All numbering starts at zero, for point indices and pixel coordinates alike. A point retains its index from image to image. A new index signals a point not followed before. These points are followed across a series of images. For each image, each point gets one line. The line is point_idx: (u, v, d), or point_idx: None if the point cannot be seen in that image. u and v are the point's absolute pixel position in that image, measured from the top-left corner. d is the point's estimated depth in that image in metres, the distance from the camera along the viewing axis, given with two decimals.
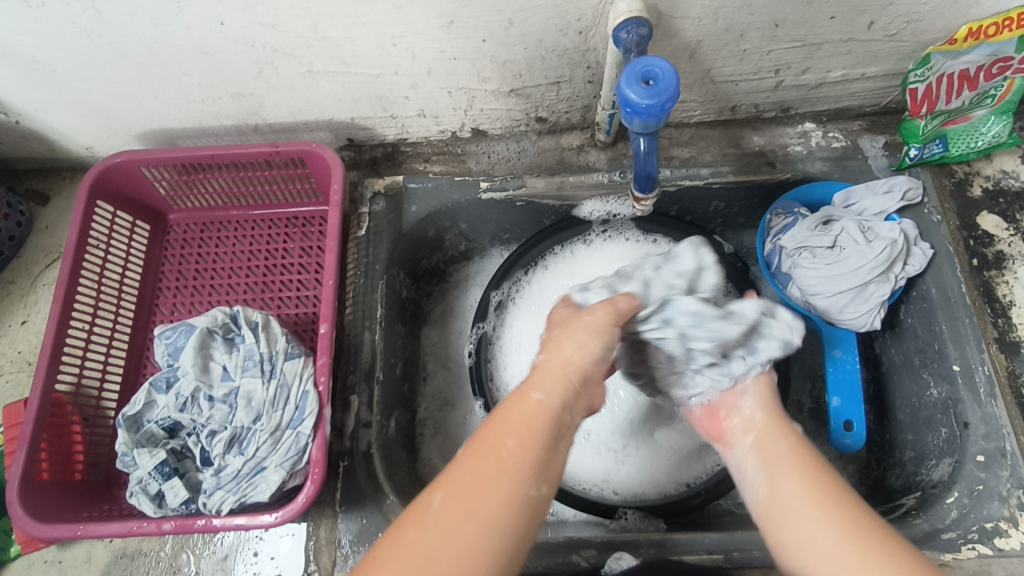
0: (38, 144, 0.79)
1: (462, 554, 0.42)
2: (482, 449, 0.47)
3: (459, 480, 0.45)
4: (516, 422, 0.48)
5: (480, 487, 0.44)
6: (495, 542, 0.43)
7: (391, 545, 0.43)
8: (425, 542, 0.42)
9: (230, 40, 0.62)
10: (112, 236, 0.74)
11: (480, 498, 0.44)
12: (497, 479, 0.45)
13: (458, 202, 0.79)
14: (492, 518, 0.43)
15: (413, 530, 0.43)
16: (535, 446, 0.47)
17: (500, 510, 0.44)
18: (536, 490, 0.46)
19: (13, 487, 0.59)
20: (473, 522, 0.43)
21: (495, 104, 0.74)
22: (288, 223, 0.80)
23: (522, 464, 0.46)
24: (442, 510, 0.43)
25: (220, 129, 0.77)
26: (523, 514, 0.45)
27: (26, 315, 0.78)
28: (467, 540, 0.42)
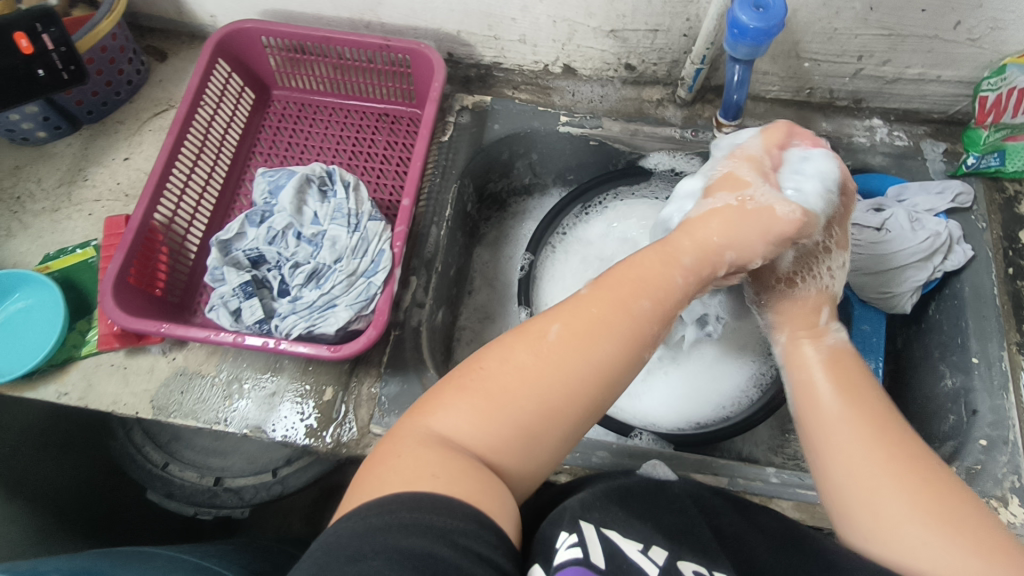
0: (170, 4, 0.85)
1: (563, 405, 0.48)
2: (617, 292, 0.52)
3: (596, 322, 0.50)
4: (646, 272, 0.53)
5: (595, 327, 0.50)
6: (596, 371, 0.49)
7: (498, 359, 0.50)
8: (536, 367, 0.49)
9: None
10: (225, 91, 0.81)
11: (597, 337, 0.50)
12: (617, 333, 0.50)
13: (537, 129, 0.85)
14: (607, 355, 0.50)
15: (526, 351, 0.49)
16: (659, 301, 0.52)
17: (606, 350, 0.50)
18: (645, 352, 0.52)
19: (108, 280, 0.66)
20: (593, 351, 0.49)
21: (592, 42, 0.80)
22: (379, 118, 0.87)
23: (643, 311, 0.51)
24: (559, 348, 0.49)
25: (337, 21, 0.83)
26: (625, 368, 0.50)
27: (129, 152, 0.83)
28: (564, 371, 0.49)
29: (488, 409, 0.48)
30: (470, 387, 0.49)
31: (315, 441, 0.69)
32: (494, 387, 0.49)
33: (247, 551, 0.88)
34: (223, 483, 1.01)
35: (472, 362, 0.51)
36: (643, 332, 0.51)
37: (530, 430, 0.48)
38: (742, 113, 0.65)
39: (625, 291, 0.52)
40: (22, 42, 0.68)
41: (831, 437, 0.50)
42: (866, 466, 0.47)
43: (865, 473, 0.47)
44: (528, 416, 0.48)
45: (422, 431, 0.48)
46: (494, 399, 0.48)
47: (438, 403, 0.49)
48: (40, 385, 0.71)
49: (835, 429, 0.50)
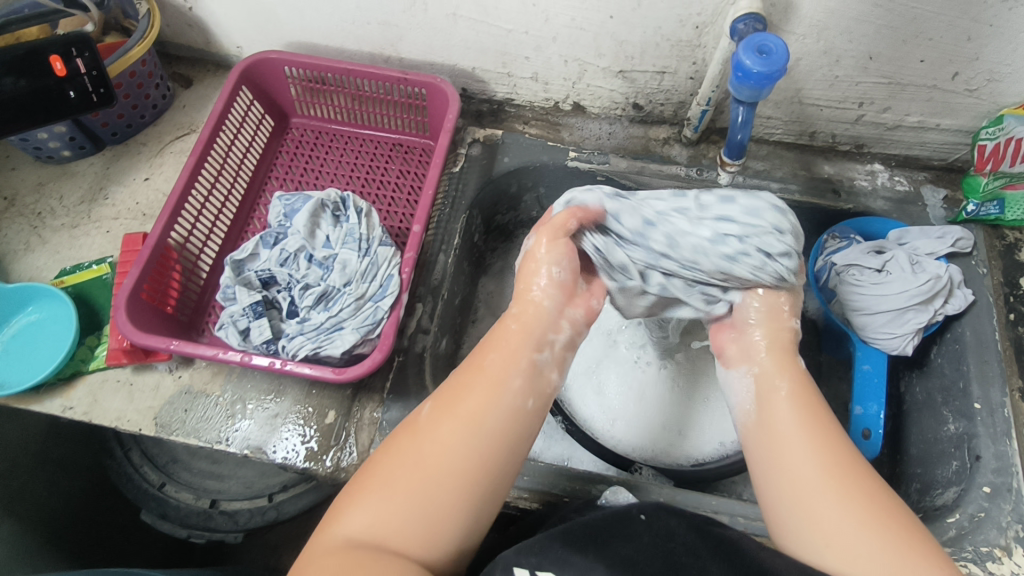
0: (198, 34, 0.89)
1: (454, 471, 0.48)
2: (473, 367, 0.54)
3: (451, 392, 0.52)
4: (501, 341, 0.55)
5: (463, 390, 0.52)
6: (491, 435, 0.50)
7: (387, 453, 0.50)
8: (419, 453, 0.49)
9: None
10: (246, 117, 0.84)
11: (467, 402, 0.51)
12: (488, 393, 0.52)
13: (546, 164, 0.87)
14: (487, 416, 0.50)
15: (406, 439, 0.50)
16: (515, 360, 0.54)
17: (489, 416, 0.51)
18: (525, 403, 0.52)
19: (122, 295, 0.67)
20: (473, 419, 0.50)
21: (601, 82, 0.83)
22: (392, 148, 0.89)
23: (505, 371, 0.53)
24: (438, 422, 0.51)
25: (357, 55, 0.87)
26: (506, 426, 0.51)
27: (149, 173, 0.86)
28: (452, 443, 0.49)
29: (391, 499, 0.47)
30: (366, 488, 0.49)
31: (314, 464, 0.69)
32: (388, 479, 0.48)
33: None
34: (219, 506, 1.00)
35: (363, 472, 0.50)
36: (513, 390, 0.52)
37: (438, 510, 0.47)
38: (746, 154, 0.66)
39: (468, 364, 0.54)
40: (57, 65, 0.70)
41: (777, 446, 0.52)
42: (818, 499, 0.48)
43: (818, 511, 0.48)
44: (424, 487, 0.47)
45: (330, 539, 0.46)
46: (387, 487, 0.48)
47: (341, 510, 0.48)
48: (45, 399, 0.72)
49: (787, 457, 0.51)
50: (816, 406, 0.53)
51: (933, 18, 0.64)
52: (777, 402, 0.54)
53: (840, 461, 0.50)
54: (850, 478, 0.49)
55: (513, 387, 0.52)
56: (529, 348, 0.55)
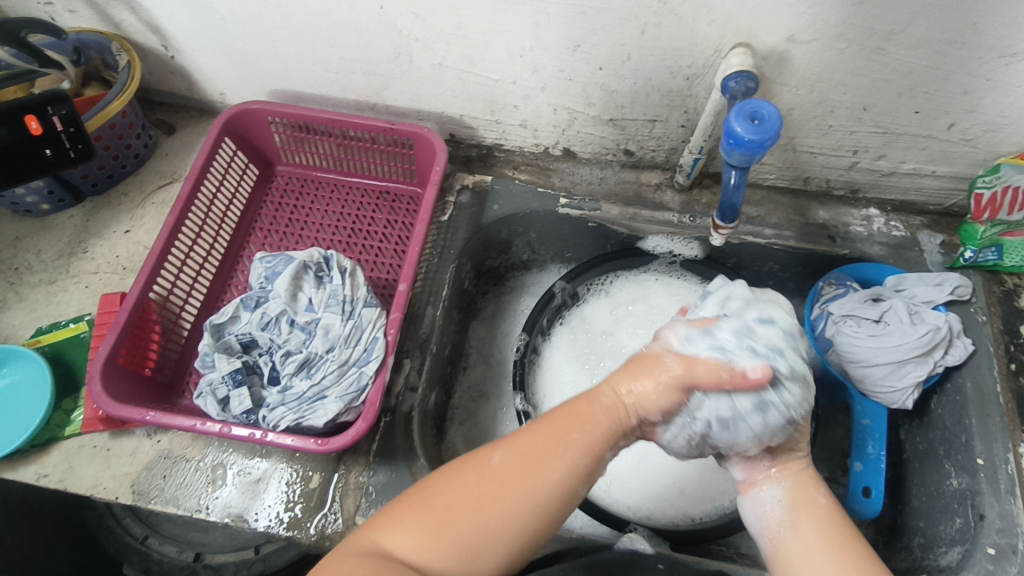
0: (181, 81, 0.88)
1: (499, 526, 0.47)
2: (547, 429, 0.51)
3: (537, 452, 0.50)
4: (584, 413, 0.51)
5: (537, 456, 0.49)
6: (540, 509, 0.48)
7: (446, 478, 0.49)
8: (476, 497, 0.48)
9: (382, 24, 0.70)
10: (228, 167, 0.83)
11: (535, 467, 0.49)
12: (557, 459, 0.49)
13: (536, 210, 0.86)
14: (545, 489, 0.49)
15: (470, 476, 0.49)
16: (592, 443, 0.51)
17: (547, 484, 0.49)
18: (580, 485, 0.50)
19: (97, 363, 0.65)
20: (532, 485, 0.48)
21: (592, 129, 0.81)
22: (379, 196, 0.88)
23: (576, 446, 0.50)
24: (502, 473, 0.49)
25: (343, 102, 0.85)
26: (558, 502, 0.49)
27: (130, 225, 0.84)
28: (507, 505, 0.48)
29: (432, 529, 0.47)
30: (418, 504, 0.48)
31: (298, 532, 0.66)
32: (442, 512, 0.48)
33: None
34: (203, 559, 0.97)
35: (420, 486, 0.50)
36: (574, 464, 0.50)
37: (468, 551, 0.47)
38: (739, 217, 0.65)
39: (547, 424, 0.51)
40: (32, 125, 0.69)
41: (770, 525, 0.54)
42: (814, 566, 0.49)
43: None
44: (472, 529, 0.47)
45: (364, 543, 0.47)
46: (439, 519, 0.47)
47: (389, 520, 0.48)
48: (19, 467, 0.69)
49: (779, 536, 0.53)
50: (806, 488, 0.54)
51: (927, 72, 0.63)
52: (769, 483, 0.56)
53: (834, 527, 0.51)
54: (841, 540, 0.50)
55: (576, 466, 0.50)
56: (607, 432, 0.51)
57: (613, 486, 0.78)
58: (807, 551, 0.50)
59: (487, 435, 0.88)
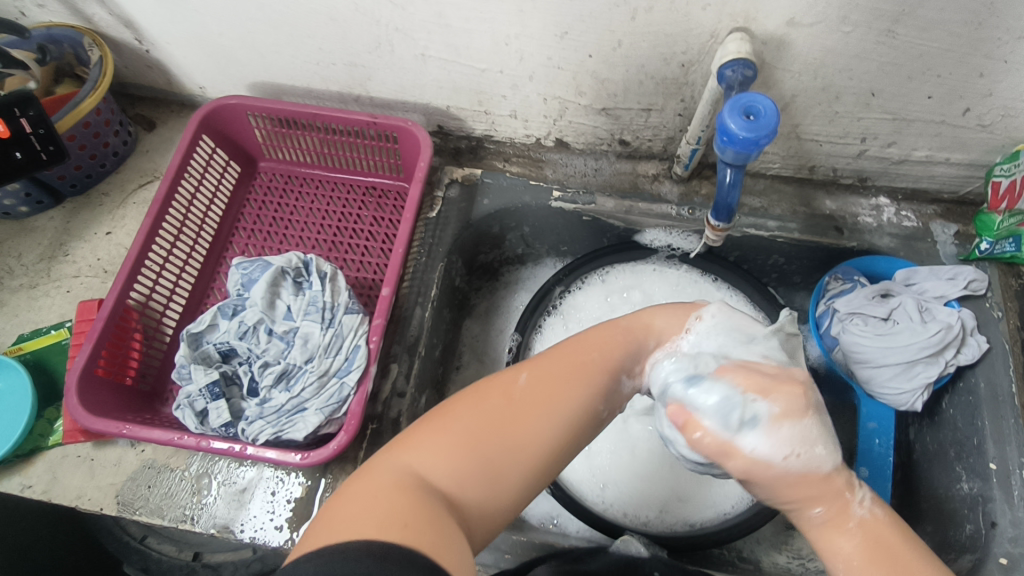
0: (159, 75, 0.85)
1: (530, 444, 0.44)
2: (566, 352, 0.49)
3: (563, 365, 0.48)
4: (600, 337, 0.50)
5: (560, 375, 0.47)
6: (566, 427, 0.45)
7: (470, 398, 0.46)
8: (505, 415, 0.44)
9: (359, 13, 0.67)
10: (209, 165, 0.80)
11: (558, 387, 0.46)
12: (579, 376, 0.48)
13: (528, 204, 0.82)
14: (570, 406, 0.46)
15: (496, 394, 0.45)
16: (615, 364, 0.50)
17: (572, 403, 0.46)
18: (602, 407, 0.48)
19: (73, 374, 0.63)
20: (558, 400, 0.46)
21: (584, 119, 0.77)
22: (365, 191, 0.85)
23: (597, 367, 0.49)
24: (529, 391, 0.46)
25: (326, 94, 0.82)
26: (576, 426, 0.46)
27: (110, 226, 0.81)
28: (537, 424, 0.44)
29: (461, 450, 0.43)
30: (443, 426, 0.44)
31: (284, 543, 0.65)
32: (469, 430, 0.44)
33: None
34: (202, 558, 0.98)
35: (442, 406, 0.46)
36: (597, 385, 0.48)
37: (499, 471, 0.43)
38: (733, 217, 0.62)
39: (561, 347, 0.50)
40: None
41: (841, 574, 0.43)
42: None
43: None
44: (501, 451, 0.43)
45: (391, 469, 0.42)
46: (468, 439, 0.43)
47: (413, 443, 0.44)
48: (3, 477, 0.68)
49: None
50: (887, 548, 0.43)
51: (940, 55, 0.59)
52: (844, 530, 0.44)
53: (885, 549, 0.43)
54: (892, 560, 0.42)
55: (599, 385, 0.48)
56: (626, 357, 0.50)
57: (609, 490, 0.76)
58: None
59: None
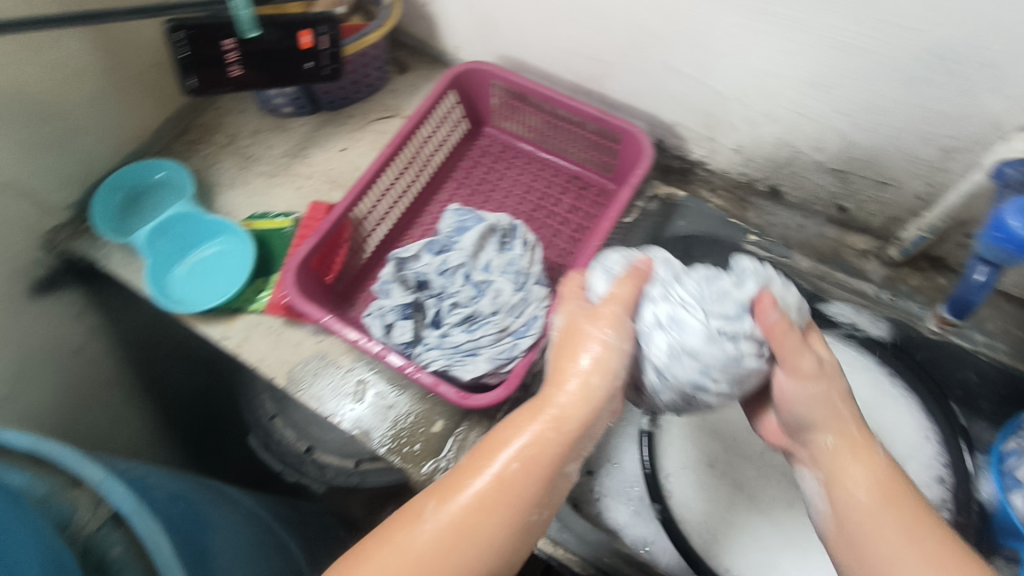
0: (425, 28, 0.94)
1: (471, 558, 0.46)
2: (492, 452, 0.50)
3: (492, 445, 0.51)
4: (518, 424, 0.51)
5: (489, 495, 0.48)
6: (501, 543, 0.47)
7: (408, 519, 0.48)
8: (439, 533, 0.47)
9: (630, 15, 0.69)
10: (445, 117, 0.88)
11: (488, 505, 0.48)
12: (508, 493, 0.48)
13: (723, 240, 0.84)
14: (499, 526, 0.47)
15: (409, 524, 0.48)
16: (530, 459, 0.49)
17: (501, 518, 0.47)
18: (536, 515, 0.49)
19: (296, 260, 0.72)
20: (489, 518, 0.47)
21: (811, 175, 0.76)
22: (570, 180, 0.89)
23: (516, 473, 0.48)
24: (456, 512, 0.48)
25: (564, 82, 0.86)
26: (514, 538, 0.48)
27: (346, 145, 0.92)
28: (472, 537, 0.47)
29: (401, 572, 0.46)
30: (391, 544, 0.47)
31: (410, 467, 0.70)
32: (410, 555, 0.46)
33: (298, 543, 0.90)
34: (312, 454, 1.07)
35: (403, 516, 0.49)
36: (529, 499, 0.48)
37: None
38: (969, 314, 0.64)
39: (486, 447, 0.51)
40: (304, 38, 0.75)
41: (861, 522, 0.48)
42: (898, 545, 0.46)
43: (904, 572, 0.44)
44: None
45: None
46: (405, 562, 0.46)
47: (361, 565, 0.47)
48: (210, 323, 0.79)
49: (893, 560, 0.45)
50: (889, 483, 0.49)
51: None
52: (851, 465, 0.51)
53: (891, 490, 0.49)
54: (919, 519, 0.47)
55: (513, 447, 0.50)
56: (599, 390, 0.52)
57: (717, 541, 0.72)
58: None
59: None
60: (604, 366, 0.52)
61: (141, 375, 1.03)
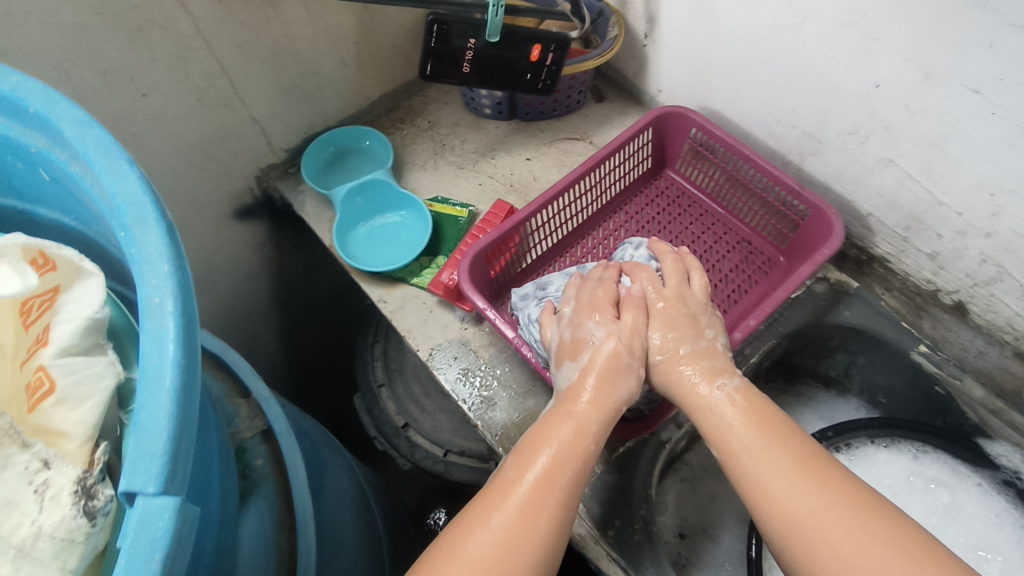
0: (634, 65, 0.97)
1: (535, 540, 0.49)
2: (535, 448, 0.55)
3: (530, 453, 0.55)
4: (549, 424, 0.57)
5: (545, 481, 0.53)
6: (560, 526, 0.51)
7: (469, 513, 0.51)
8: (505, 512, 0.50)
9: (863, 101, 0.69)
10: (635, 152, 0.91)
11: (545, 491, 0.52)
12: (556, 480, 0.53)
13: (887, 340, 0.81)
14: (557, 507, 0.52)
15: (478, 510, 0.51)
16: (571, 449, 0.55)
17: (556, 500, 0.52)
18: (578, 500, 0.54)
19: (475, 250, 0.77)
20: (548, 501, 0.52)
21: (1009, 299, 0.70)
22: (740, 242, 0.89)
23: (569, 467, 0.54)
24: (517, 493, 0.52)
25: (762, 148, 0.87)
26: (567, 520, 0.52)
27: (531, 156, 0.96)
28: (537, 520, 0.50)
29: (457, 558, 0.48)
30: (452, 544, 0.49)
31: None
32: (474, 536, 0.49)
33: (382, 509, 0.93)
34: (407, 431, 1.09)
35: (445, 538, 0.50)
36: (574, 482, 0.54)
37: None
38: None
39: (529, 448, 0.56)
40: (535, 52, 0.81)
41: (767, 471, 0.51)
42: (829, 518, 0.47)
43: (838, 528, 0.46)
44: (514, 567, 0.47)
45: None
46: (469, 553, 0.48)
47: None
48: (374, 285, 0.84)
49: (801, 495, 0.49)
50: (762, 410, 0.56)
51: None
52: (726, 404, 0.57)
53: (764, 418, 0.55)
54: (836, 477, 0.49)
55: (558, 438, 0.56)
56: (612, 395, 0.59)
57: None
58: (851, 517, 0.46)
59: (700, 506, 0.82)
60: (615, 364, 0.61)
61: (282, 313, 1.11)
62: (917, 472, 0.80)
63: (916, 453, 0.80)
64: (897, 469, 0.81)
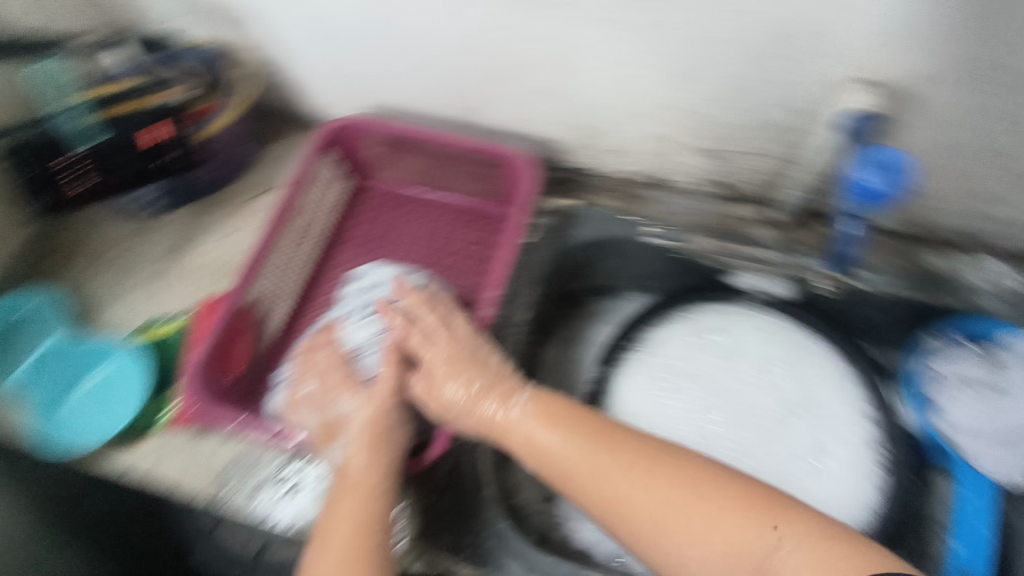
0: (286, 93, 0.92)
1: None
2: (336, 528, 0.57)
3: (327, 536, 0.57)
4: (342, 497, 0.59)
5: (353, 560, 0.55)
6: None
7: None
8: None
9: (486, 44, 0.70)
10: (325, 179, 0.86)
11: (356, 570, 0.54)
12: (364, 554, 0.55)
13: (623, 238, 0.83)
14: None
15: None
16: (371, 513, 0.58)
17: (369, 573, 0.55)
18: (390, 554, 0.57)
19: (197, 363, 0.69)
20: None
21: (686, 159, 0.79)
22: (465, 214, 0.89)
23: (372, 534, 0.56)
24: None
25: (438, 119, 0.86)
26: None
27: (227, 228, 0.88)
28: None
29: None
30: None
31: None
32: None
33: None
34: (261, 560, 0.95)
35: None
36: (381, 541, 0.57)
37: None
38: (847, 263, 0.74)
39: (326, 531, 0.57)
40: (164, 129, 0.77)
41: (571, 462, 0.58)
42: (630, 483, 0.54)
43: (632, 495, 0.54)
44: None
45: None
46: None
47: None
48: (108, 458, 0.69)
49: (595, 476, 0.56)
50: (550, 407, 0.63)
51: None
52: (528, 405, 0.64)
53: (555, 413, 0.62)
54: (620, 444, 0.57)
55: (354, 508, 0.58)
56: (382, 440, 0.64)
57: None
58: (650, 484, 0.54)
59: None
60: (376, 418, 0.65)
61: None
62: (700, 330, 0.85)
63: (691, 316, 0.86)
64: (686, 336, 0.85)
